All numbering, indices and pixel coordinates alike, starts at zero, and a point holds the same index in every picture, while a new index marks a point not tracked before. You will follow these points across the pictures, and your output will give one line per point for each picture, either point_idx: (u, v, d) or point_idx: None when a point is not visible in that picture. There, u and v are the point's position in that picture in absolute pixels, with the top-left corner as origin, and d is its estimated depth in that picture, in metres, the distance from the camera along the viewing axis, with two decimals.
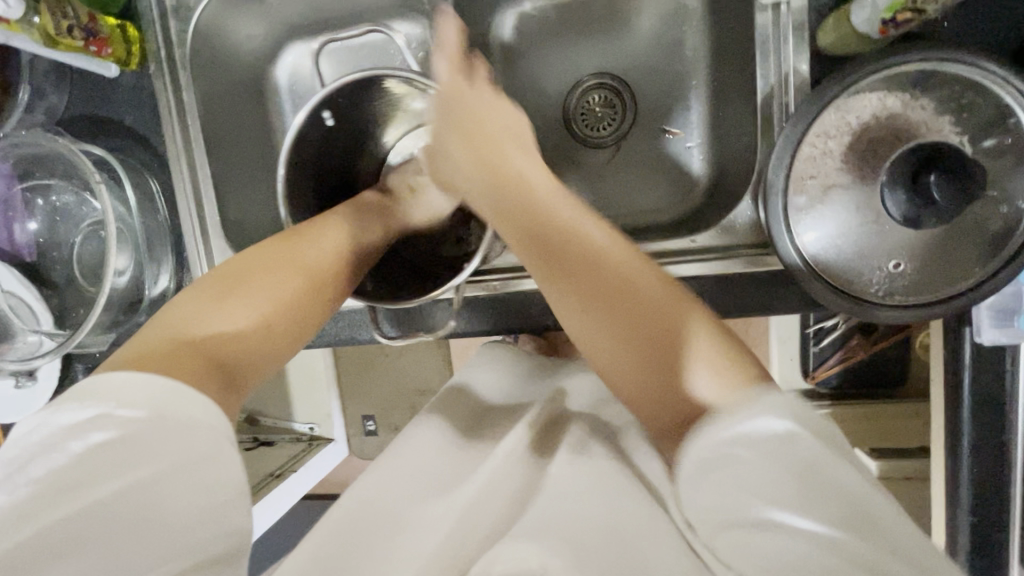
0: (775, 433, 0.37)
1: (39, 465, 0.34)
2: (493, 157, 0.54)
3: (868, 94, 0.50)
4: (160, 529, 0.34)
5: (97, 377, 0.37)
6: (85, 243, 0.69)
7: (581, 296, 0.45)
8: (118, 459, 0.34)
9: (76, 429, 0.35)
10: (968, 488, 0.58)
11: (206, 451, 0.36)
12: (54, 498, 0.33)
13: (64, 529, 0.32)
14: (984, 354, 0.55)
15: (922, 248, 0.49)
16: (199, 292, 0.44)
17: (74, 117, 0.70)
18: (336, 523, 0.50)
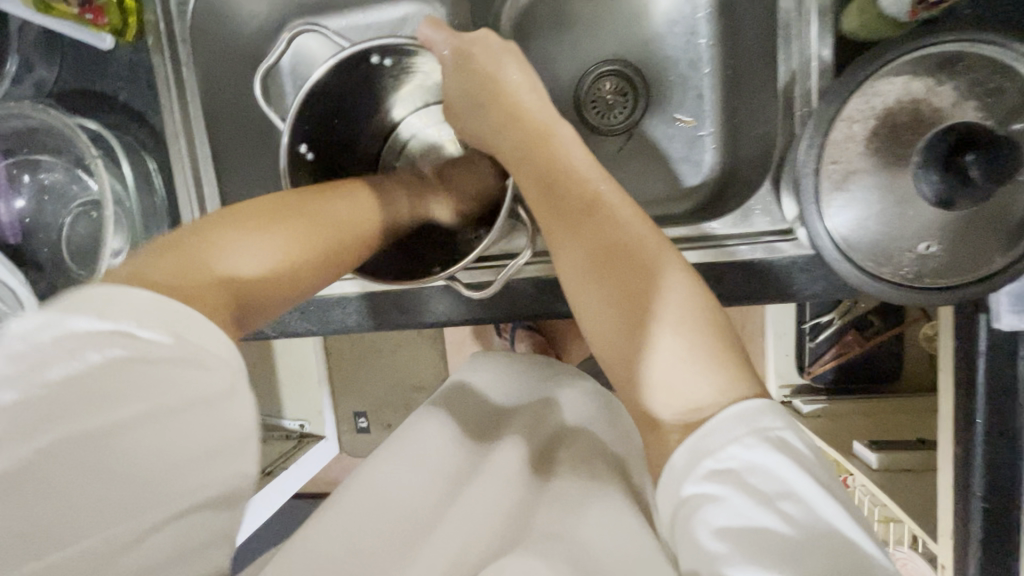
0: (758, 468, 0.34)
1: (36, 375, 0.28)
2: (514, 123, 0.52)
3: (893, 78, 0.49)
4: (160, 475, 0.29)
5: (108, 290, 0.32)
6: (75, 224, 0.66)
7: (593, 263, 0.44)
8: (130, 384, 0.29)
9: (84, 342, 0.29)
10: (979, 475, 0.58)
11: (225, 390, 0.33)
12: (50, 418, 0.27)
13: (61, 461, 0.26)
14: (998, 342, 0.56)
15: (951, 230, 0.49)
16: (222, 219, 0.41)
17: (65, 91, 0.67)
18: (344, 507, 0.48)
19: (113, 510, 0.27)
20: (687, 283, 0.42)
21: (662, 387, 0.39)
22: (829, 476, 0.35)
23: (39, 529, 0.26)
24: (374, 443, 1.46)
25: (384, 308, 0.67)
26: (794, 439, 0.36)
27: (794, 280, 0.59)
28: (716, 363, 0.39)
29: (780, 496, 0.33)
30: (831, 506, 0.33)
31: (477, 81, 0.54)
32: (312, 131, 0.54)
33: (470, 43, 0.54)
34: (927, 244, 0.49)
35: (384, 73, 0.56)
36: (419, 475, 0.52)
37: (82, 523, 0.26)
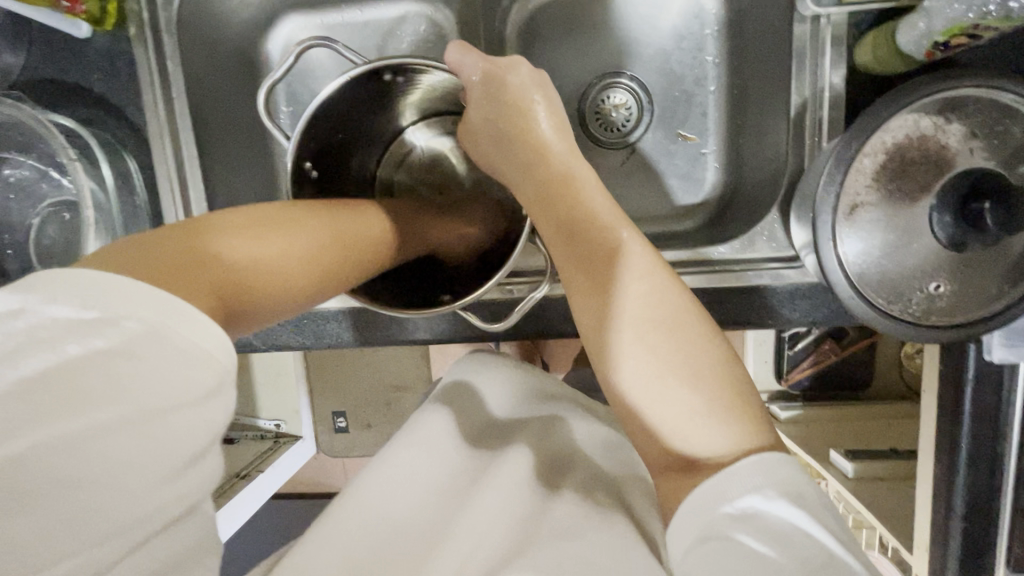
0: (778, 519, 0.33)
1: (7, 367, 0.25)
2: (538, 155, 0.50)
3: (903, 116, 0.48)
4: (137, 480, 0.26)
5: (86, 273, 0.29)
6: (45, 227, 0.61)
7: (617, 306, 0.42)
8: (97, 384, 0.26)
9: (62, 332, 0.27)
10: (960, 497, 0.61)
11: (213, 390, 0.30)
12: (21, 417, 0.24)
13: (43, 464, 0.24)
14: (985, 372, 0.58)
15: (961, 268, 0.48)
16: (233, 221, 0.39)
17: (37, 81, 0.62)
18: (349, 521, 0.46)
19: (88, 522, 0.25)
20: (708, 340, 0.40)
21: (674, 436, 0.39)
22: (848, 537, 0.34)
23: (8, 545, 0.24)
24: (354, 445, 1.36)
25: (389, 324, 0.64)
26: (809, 492, 0.35)
27: (798, 305, 0.60)
28: (732, 418, 0.38)
29: (803, 549, 0.32)
30: (854, 565, 0.32)
31: (503, 113, 0.52)
32: (314, 142, 0.51)
33: (504, 69, 0.51)
34: (936, 283, 0.48)
35: (395, 89, 0.53)
36: (417, 488, 0.50)
37: (56, 534, 0.24)
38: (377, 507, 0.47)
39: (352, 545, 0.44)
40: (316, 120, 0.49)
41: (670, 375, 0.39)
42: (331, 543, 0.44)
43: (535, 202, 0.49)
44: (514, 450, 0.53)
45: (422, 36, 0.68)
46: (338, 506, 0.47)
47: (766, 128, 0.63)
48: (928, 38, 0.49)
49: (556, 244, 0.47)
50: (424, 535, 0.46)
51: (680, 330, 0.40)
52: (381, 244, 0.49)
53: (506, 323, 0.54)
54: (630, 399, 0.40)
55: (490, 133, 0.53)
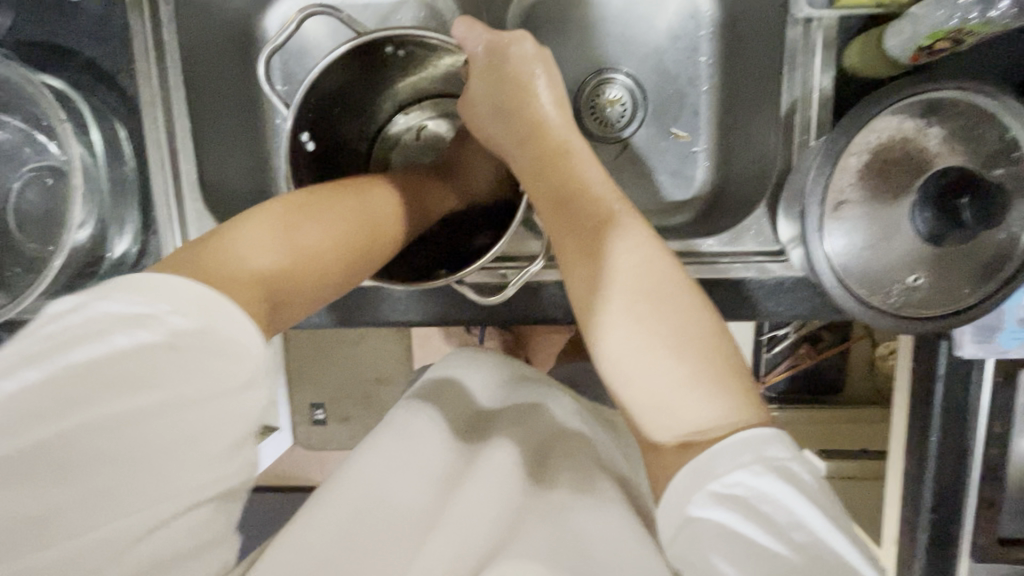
0: (765, 496, 0.34)
1: (61, 356, 0.30)
2: (537, 133, 0.51)
3: (887, 116, 0.50)
4: (170, 464, 0.31)
5: (142, 277, 0.34)
6: (25, 191, 0.60)
7: (610, 278, 0.43)
8: (146, 373, 0.31)
9: (117, 324, 0.32)
10: (929, 489, 0.63)
11: (242, 384, 0.34)
12: (73, 400, 0.29)
13: (85, 442, 0.29)
14: (955, 368, 0.61)
15: (938, 262, 0.50)
16: (266, 213, 0.43)
17: (26, 44, 0.60)
18: (341, 512, 0.42)
19: (123, 499, 0.29)
20: (698, 312, 0.41)
21: (661, 407, 0.39)
22: (836, 508, 0.35)
23: (50, 512, 0.28)
24: (330, 438, 1.31)
25: (379, 303, 0.64)
26: (802, 472, 0.35)
27: (782, 299, 0.62)
28: (720, 391, 0.38)
29: (790, 525, 0.33)
30: (839, 539, 0.32)
31: (505, 87, 0.52)
32: (312, 111, 0.51)
33: (508, 42, 0.52)
34: (915, 276, 0.51)
35: (397, 64, 0.54)
36: (408, 474, 0.47)
37: (92, 505, 0.28)
38: (370, 491, 0.44)
39: (344, 531, 0.41)
40: (315, 88, 0.49)
41: (661, 343, 0.40)
42: (325, 530, 0.41)
43: (532, 175, 0.50)
44: (498, 440, 0.52)
45: (421, 20, 0.68)
46: (322, 496, 0.44)
47: (756, 127, 0.65)
48: (912, 42, 0.51)
49: (551, 217, 0.47)
50: (418, 521, 0.44)
51: (671, 302, 0.41)
52: (397, 224, 0.51)
53: (501, 298, 0.54)
54: (619, 369, 0.41)
55: (490, 105, 0.53)
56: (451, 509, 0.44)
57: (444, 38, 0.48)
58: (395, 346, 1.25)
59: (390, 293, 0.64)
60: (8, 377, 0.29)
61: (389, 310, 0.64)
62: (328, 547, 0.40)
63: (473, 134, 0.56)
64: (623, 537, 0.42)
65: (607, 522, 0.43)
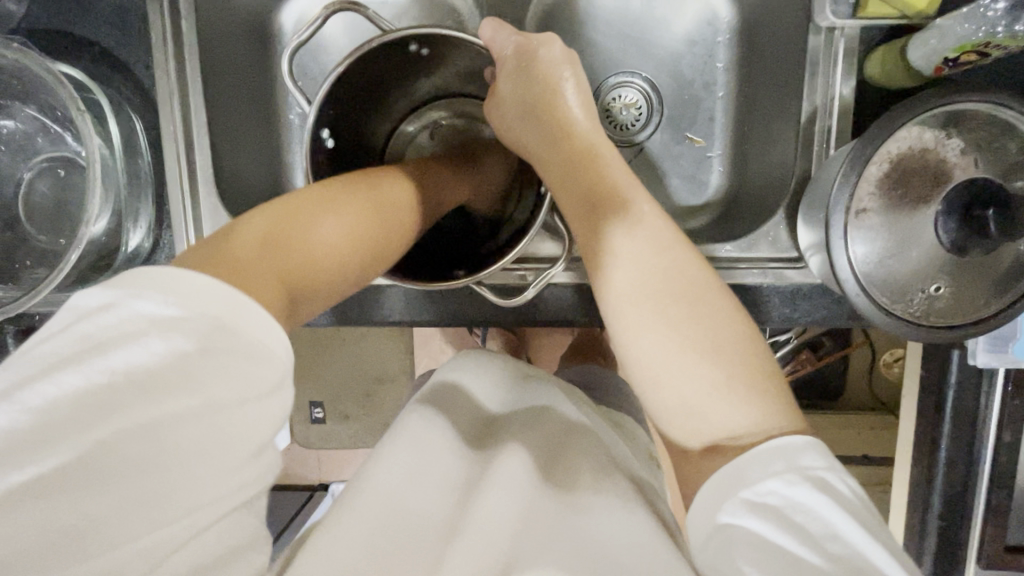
0: (798, 505, 0.33)
1: (97, 360, 0.30)
2: (562, 134, 0.51)
3: (909, 127, 0.51)
4: (206, 470, 0.30)
5: (168, 275, 0.33)
6: (36, 183, 0.59)
7: (638, 282, 0.42)
8: (180, 377, 0.31)
9: (147, 327, 0.31)
10: (938, 495, 0.64)
11: (273, 387, 0.34)
12: (110, 405, 0.29)
13: (123, 448, 0.28)
14: (966, 376, 0.62)
15: (961, 271, 0.50)
16: (281, 211, 0.42)
17: (39, 34, 0.59)
18: (362, 518, 0.41)
19: (159, 508, 0.29)
20: (728, 318, 0.41)
21: (691, 413, 0.39)
22: (880, 526, 0.33)
23: (89, 523, 0.27)
24: (330, 437, 1.30)
25: (392, 302, 0.64)
26: (839, 483, 0.34)
27: (798, 306, 0.63)
28: (751, 398, 0.38)
29: (824, 536, 0.32)
30: (881, 555, 0.31)
31: (531, 88, 0.52)
32: (336, 110, 0.50)
33: (536, 44, 0.52)
34: (937, 285, 0.51)
35: (420, 64, 0.54)
36: (429, 481, 0.46)
37: (128, 516, 0.28)
38: (391, 498, 0.43)
39: (368, 539, 0.40)
40: (340, 87, 0.48)
41: (691, 349, 0.40)
42: (348, 542, 0.39)
43: (557, 177, 0.50)
44: (514, 444, 0.51)
45: (439, 19, 0.68)
46: (344, 503, 0.43)
47: (773, 133, 0.65)
48: (938, 54, 0.52)
49: (577, 219, 0.47)
50: (438, 526, 0.43)
51: (700, 307, 0.41)
52: (413, 217, 0.50)
53: (520, 300, 0.54)
54: (645, 372, 0.41)
55: (517, 107, 0.53)
56: (472, 513, 0.43)
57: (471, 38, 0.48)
58: (397, 346, 1.23)
59: (405, 293, 0.63)
60: (48, 379, 0.29)
61: (404, 311, 0.64)
62: (352, 555, 0.38)
63: (500, 135, 0.56)
64: (647, 542, 0.42)
65: (630, 526, 0.43)
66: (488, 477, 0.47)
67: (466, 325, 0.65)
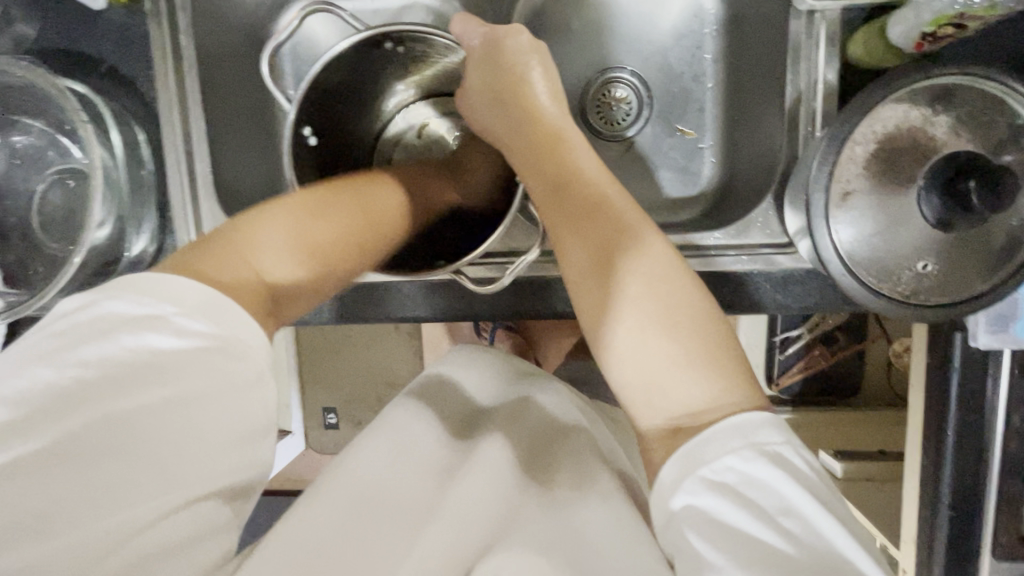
0: (754, 481, 0.33)
1: (74, 354, 0.32)
2: (531, 121, 0.52)
3: (891, 105, 0.50)
4: (174, 455, 0.32)
5: (144, 278, 0.36)
6: (48, 193, 0.62)
7: (602, 266, 0.43)
8: (151, 370, 0.33)
9: (122, 326, 0.34)
10: (948, 485, 0.62)
11: (248, 381, 0.36)
12: (83, 397, 0.31)
13: (94, 436, 0.30)
14: (971, 359, 0.60)
15: (951, 247, 0.49)
16: (268, 212, 0.44)
17: (50, 52, 0.63)
18: (336, 504, 0.42)
19: (128, 490, 0.30)
20: (691, 294, 0.41)
21: (653, 388, 0.39)
22: (831, 492, 0.34)
23: (60, 505, 0.29)
24: (342, 442, 1.31)
25: (385, 299, 0.65)
26: (795, 456, 0.34)
27: (792, 292, 0.62)
28: (713, 372, 0.38)
29: (779, 511, 0.32)
30: (833, 525, 0.32)
31: (500, 77, 0.53)
32: (315, 111, 0.52)
33: (503, 33, 0.53)
34: (925, 263, 0.50)
35: (396, 63, 0.55)
36: (406, 468, 0.46)
37: (97, 498, 0.30)
38: (368, 483, 0.44)
39: (344, 524, 0.41)
40: (316, 88, 0.50)
41: (657, 329, 0.39)
42: (322, 524, 0.40)
43: (527, 165, 0.50)
44: (493, 437, 0.51)
45: (428, 23, 0.70)
46: (320, 491, 0.43)
47: (761, 120, 0.65)
48: (917, 29, 0.51)
49: (546, 206, 0.48)
50: (417, 510, 0.44)
51: (664, 284, 0.41)
52: (398, 214, 0.52)
53: (497, 287, 0.54)
54: (613, 352, 0.41)
55: (487, 97, 0.54)
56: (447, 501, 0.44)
57: (442, 34, 0.49)
58: (406, 351, 1.24)
59: (398, 291, 0.65)
60: (22, 375, 0.31)
61: (398, 307, 0.65)
62: (331, 535, 0.40)
63: (472, 125, 0.57)
64: (625, 524, 0.42)
65: (609, 511, 0.43)
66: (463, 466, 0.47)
67: (457, 320, 0.66)
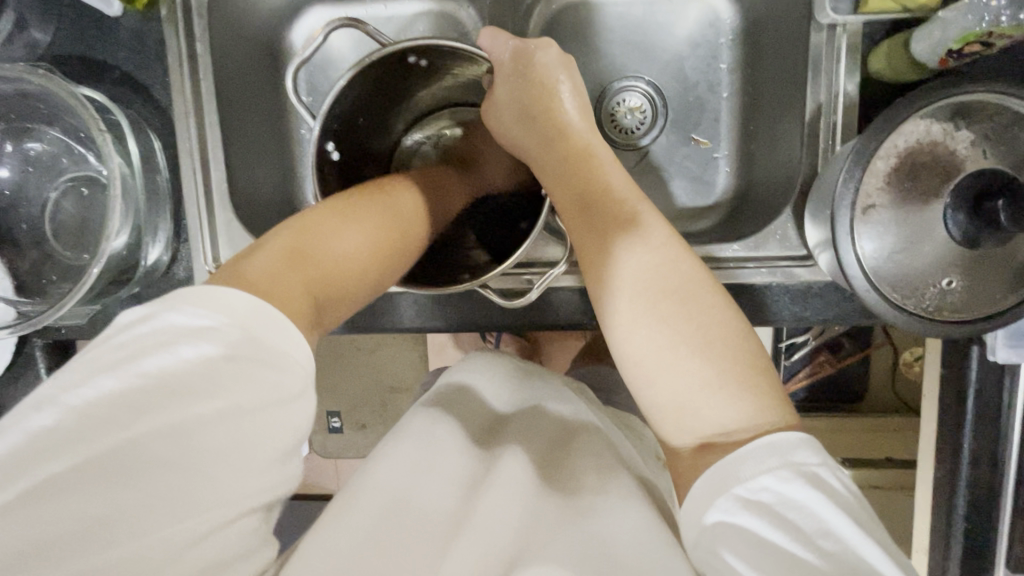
0: (791, 501, 0.33)
1: (133, 364, 0.31)
2: (559, 136, 0.52)
3: (915, 121, 0.50)
4: (228, 469, 0.31)
5: (200, 287, 0.35)
6: (62, 201, 0.61)
7: (632, 282, 0.43)
8: (205, 381, 0.32)
9: (177, 335, 0.32)
10: (964, 496, 0.62)
11: (297, 396, 0.35)
12: (139, 407, 0.30)
13: (149, 448, 0.30)
14: (987, 372, 0.60)
15: (974, 264, 0.50)
16: (297, 225, 0.43)
17: (63, 58, 0.62)
18: (362, 517, 0.41)
19: (185, 503, 0.30)
20: (724, 312, 0.41)
21: (683, 408, 0.39)
22: (871, 515, 0.33)
23: (119, 514, 0.28)
24: (348, 447, 1.31)
25: (404, 308, 0.65)
26: (833, 478, 0.34)
27: (810, 304, 0.62)
28: (748, 393, 0.38)
29: (817, 533, 0.32)
30: (875, 550, 0.31)
31: (529, 90, 0.53)
32: (339, 124, 0.52)
33: (533, 47, 0.52)
34: (948, 279, 0.50)
35: (420, 75, 0.55)
36: (431, 479, 0.46)
37: (156, 511, 0.29)
38: (395, 497, 0.44)
39: (368, 538, 0.40)
40: (342, 100, 0.50)
41: (690, 347, 0.39)
42: (347, 537, 0.40)
43: (554, 178, 0.50)
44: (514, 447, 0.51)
45: (443, 31, 0.69)
46: (341, 503, 0.43)
47: (778, 132, 0.65)
48: (941, 46, 0.52)
49: (575, 220, 0.48)
50: (438, 522, 0.43)
51: (697, 301, 0.41)
52: (421, 226, 0.52)
53: (522, 301, 0.54)
54: (643, 369, 0.41)
55: (514, 109, 0.54)
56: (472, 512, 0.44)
57: (471, 49, 0.49)
58: (412, 355, 1.24)
59: (414, 301, 0.64)
60: (84, 384, 0.31)
61: (414, 316, 0.65)
62: (358, 552, 0.39)
63: (496, 136, 0.56)
64: (652, 540, 0.41)
65: (638, 526, 0.43)
66: (487, 478, 0.47)
67: (474, 330, 0.65)
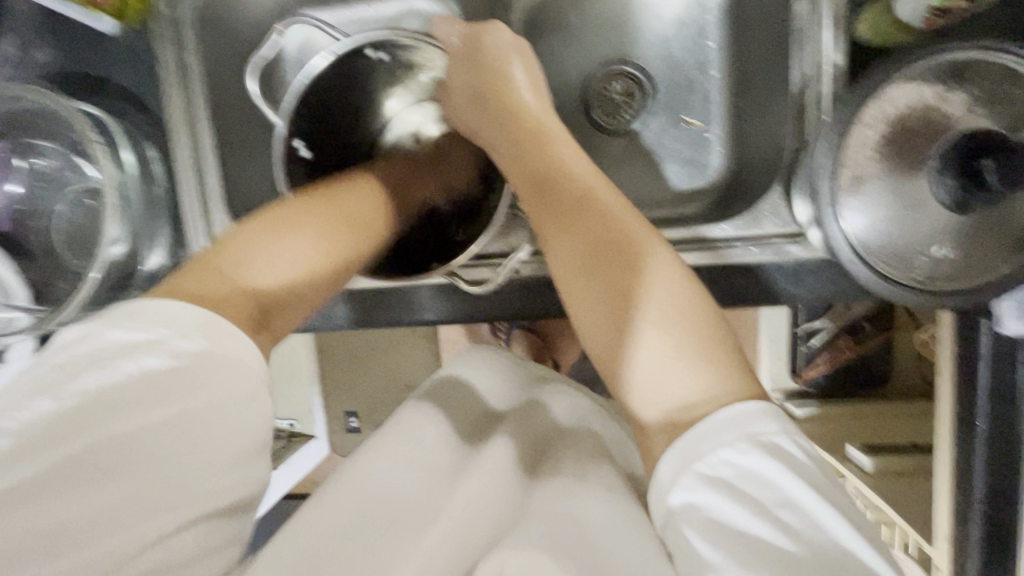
0: (749, 473, 0.33)
1: (74, 383, 0.33)
2: (511, 116, 0.52)
3: (903, 84, 0.48)
4: (179, 474, 0.33)
5: (137, 304, 0.37)
6: (68, 213, 0.64)
7: (588, 266, 0.42)
8: (154, 392, 0.34)
9: (119, 352, 0.34)
10: (982, 479, 0.59)
11: (246, 398, 0.36)
12: (84, 423, 0.32)
13: (95, 459, 0.31)
14: (1001, 346, 0.57)
15: (968, 229, 0.47)
16: (245, 228, 0.43)
17: (65, 77, 0.65)
18: (339, 505, 0.42)
19: (134, 509, 0.31)
20: (678, 280, 0.40)
21: (646, 380, 0.38)
22: (829, 479, 0.34)
23: (64, 528, 0.30)
24: None
25: (394, 304, 0.66)
26: (791, 446, 0.34)
27: (806, 282, 0.60)
28: (706, 359, 0.37)
29: (775, 503, 0.32)
30: (830, 513, 0.31)
31: (482, 72, 0.53)
32: (305, 127, 0.53)
33: (482, 31, 0.54)
34: (939, 247, 0.48)
35: (383, 70, 0.56)
36: (407, 467, 0.47)
37: (97, 523, 0.30)
38: (372, 487, 0.44)
39: (345, 525, 0.41)
40: (302, 102, 0.51)
41: (646, 322, 0.39)
42: (326, 523, 0.41)
43: (511, 161, 0.50)
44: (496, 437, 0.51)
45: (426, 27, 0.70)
46: (322, 495, 0.44)
47: (769, 108, 0.63)
48: (925, 4, 0.50)
49: (533, 204, 0.47)
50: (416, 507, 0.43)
51: (651, 273, 0.40)
52: (387, 223, 0.53)
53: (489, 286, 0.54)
54: (608, 353, 0.40)
55: (470, 94, 0.55)
56: (450, 495, 0.44)
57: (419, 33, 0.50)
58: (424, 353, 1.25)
59: (404, 295, 0.65)
60: (24, 407, 0.32)
61: (405, 310, 0.66)
62: (333, 537, 0.40)
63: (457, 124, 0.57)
64: (627, 521, 0.41)
65: (614, 507, 0.42)
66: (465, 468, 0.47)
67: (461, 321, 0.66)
